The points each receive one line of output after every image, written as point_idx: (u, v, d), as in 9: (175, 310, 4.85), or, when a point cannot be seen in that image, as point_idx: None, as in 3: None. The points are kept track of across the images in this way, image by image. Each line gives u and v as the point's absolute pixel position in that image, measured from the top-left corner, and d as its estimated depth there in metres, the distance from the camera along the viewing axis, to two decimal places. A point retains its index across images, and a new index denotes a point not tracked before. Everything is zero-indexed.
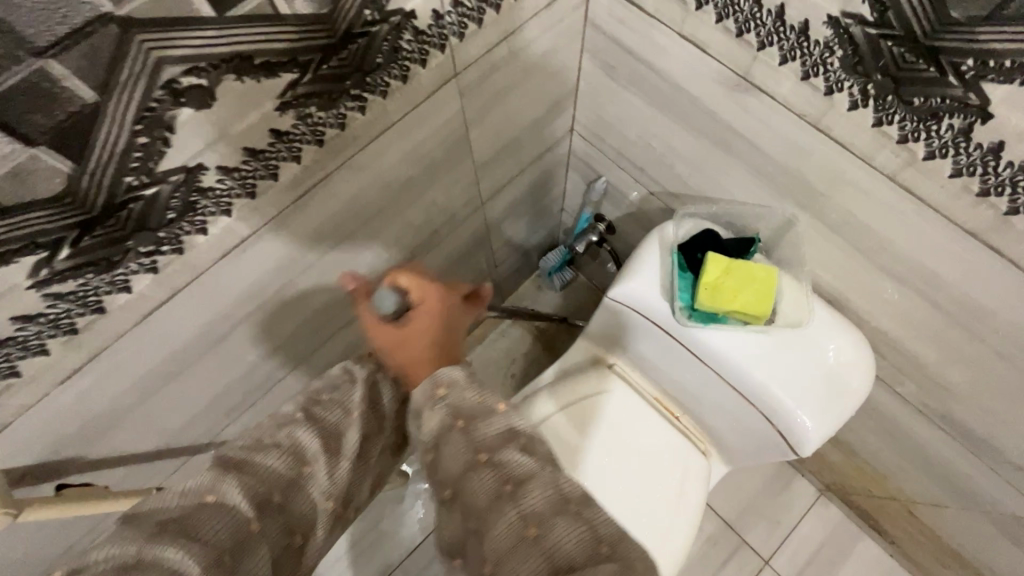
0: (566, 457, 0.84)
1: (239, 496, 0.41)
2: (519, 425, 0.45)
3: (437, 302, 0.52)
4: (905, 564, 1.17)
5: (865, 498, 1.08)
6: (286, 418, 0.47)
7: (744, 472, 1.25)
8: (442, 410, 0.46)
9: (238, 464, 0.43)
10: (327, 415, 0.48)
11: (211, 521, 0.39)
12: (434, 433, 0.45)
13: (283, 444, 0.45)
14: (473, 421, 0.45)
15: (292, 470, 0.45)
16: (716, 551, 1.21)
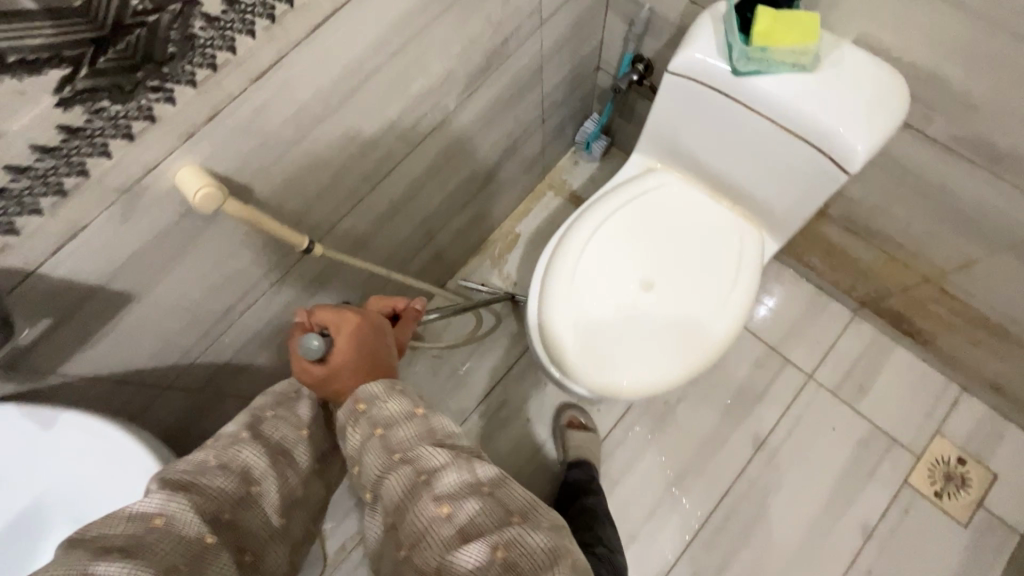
0: (631, 244, 0.94)
1: (187, 519, 0.53)
2: (434, 425, 0.67)
3: (353, 331, 0.72)
4: (936, 364, 1.28)
5: (898, 296, 1.19)
6: (234, 440, 0.63)
7: (782, 301, 1.36)
8: (370, 423, 0.67)
9: (183, 484, 0.55)
10: (273, 432, 0.68)
11: (162, 542, 0.50)
12: (363, 444, 0.67)
13: (231, 466, 0.61)
14: (389, 430, 0.66)
15: (241, 488, 0.61)
16: (764, 371, 1.31)
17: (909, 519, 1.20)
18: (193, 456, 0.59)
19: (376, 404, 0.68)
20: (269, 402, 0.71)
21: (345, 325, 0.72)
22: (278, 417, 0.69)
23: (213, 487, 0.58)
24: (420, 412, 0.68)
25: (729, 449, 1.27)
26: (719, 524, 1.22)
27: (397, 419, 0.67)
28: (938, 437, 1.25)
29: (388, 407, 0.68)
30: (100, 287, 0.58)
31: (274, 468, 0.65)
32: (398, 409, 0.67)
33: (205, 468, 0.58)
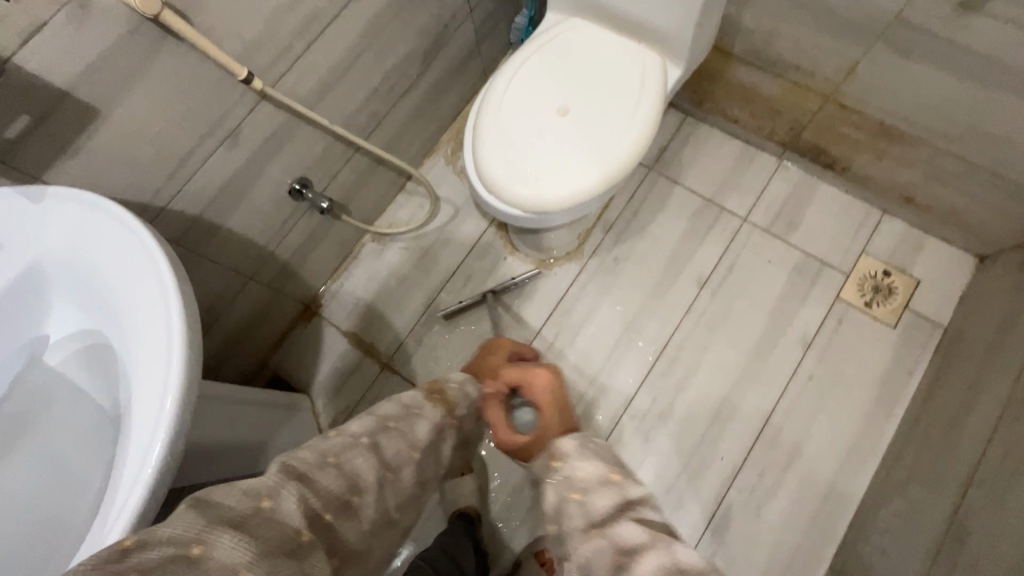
0: (547, 81, 1.05)
1: (293, 508, 0.49)
2: (631, 497, 0.57)
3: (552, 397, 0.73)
4: (858, 193, 1.39)
5: (811, 128, 1.30)
6: (353, 442, 0.58)
7: (714, 158, 1.48)
8: (565, 486, 0.60)
9: (300, 475, 0.52)
10: (388, 445, 0.61)
11: (267, 525, 0.47)
12: (561, 501, 0.60)
13: (344, 466, 0.56)
14: (586, 496, 0.58)
15: (346, 493, 0.55)
16: (703, 221, 1.43)
17: (843, 329, 1.31)
18: (318, 444, 0.57)
19: (570, 463, 0.61)
20: (390, 415, 0.65)
21: (541, 383, 0.74)
22: (399, 431, 0.63)
23: (326, 484, 0.53)
24: (616, 477, 0.58)
25: (675, 291, 1.38)
26: (672, 355, 1.33)
27: (593, 483, 0.58)
28: (864, 256, 1.36)
29: (582, 467, 0.60)
30: (67, 95, 0.70)
31: (378, 485, 0.58)
32: (593, 471, 0.59)
33: (323, 462, 0.55)
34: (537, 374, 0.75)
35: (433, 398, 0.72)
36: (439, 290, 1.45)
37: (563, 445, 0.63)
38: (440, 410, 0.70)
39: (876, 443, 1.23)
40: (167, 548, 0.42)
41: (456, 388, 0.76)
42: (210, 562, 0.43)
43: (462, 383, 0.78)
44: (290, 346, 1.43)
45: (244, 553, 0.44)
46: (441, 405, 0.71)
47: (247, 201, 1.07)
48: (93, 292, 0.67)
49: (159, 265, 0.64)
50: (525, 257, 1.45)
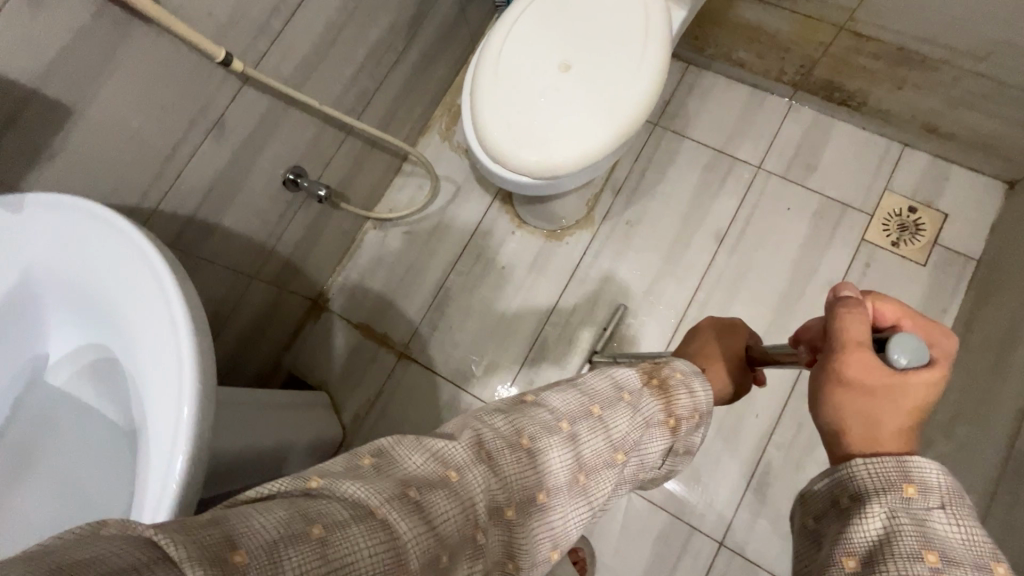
0: (544, 36, 0.99)
1: (473, 489, 0.42)
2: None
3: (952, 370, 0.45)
4: (875, 128, 1.33)
5: (824, 63, 1.23)
6: (551, 428, 0.48)
7: (722, 106, 1.41)
8: (855, 476, 0.41)
9: (489, 456, 0.44)
10: (587, 439, 0.49)
11: (442, 501, 0.39)
12: (888, 538, 0.37)
13: (529, 453, 0.46)
14: (955, 573, 0.35)
15: (529, 481, 0.46)
16: (716, 173, 1.37)
17: (871, 272, 1.27)
18: (520, 421, 0.48)
19: (935, 502, 0.38)
20: (599, 396, 0.52)
21: (941, 341, 0.47)
22: (614, 416, 0.51)
23: (510, 475, 0.44)
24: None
25: (694, 249, 1.33)
26: (697, 316, 1.29)
27: (964, 558, 0.36)
28: (888, 194, 1.30)
29: (947, 522, 0.37)
30: (35, 93, 0.64)
31: (566, 487, 0.47)
32: (966, 542, 0.37)
33: (519, 436, 0.47)
34: (930, 327, 0.48)
35: (651, 385, 0.55)
36: (450, 272, 1.41)
37: (930, 476, 0.39)
38: (657, 402, 0.54)
39: None
40: (353, 500, 0.36)
41: (681, 374, 0.57)
42: (390, 532, 0.35)
43: (689, 373, 0.58)
44: (303, 342, 1.39)
45: (420, 547, 0.36)
46: (659, 396, 0.54)
47: (242, 195, 1.02)
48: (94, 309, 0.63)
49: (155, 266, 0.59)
50: (534, 229, 1.40)
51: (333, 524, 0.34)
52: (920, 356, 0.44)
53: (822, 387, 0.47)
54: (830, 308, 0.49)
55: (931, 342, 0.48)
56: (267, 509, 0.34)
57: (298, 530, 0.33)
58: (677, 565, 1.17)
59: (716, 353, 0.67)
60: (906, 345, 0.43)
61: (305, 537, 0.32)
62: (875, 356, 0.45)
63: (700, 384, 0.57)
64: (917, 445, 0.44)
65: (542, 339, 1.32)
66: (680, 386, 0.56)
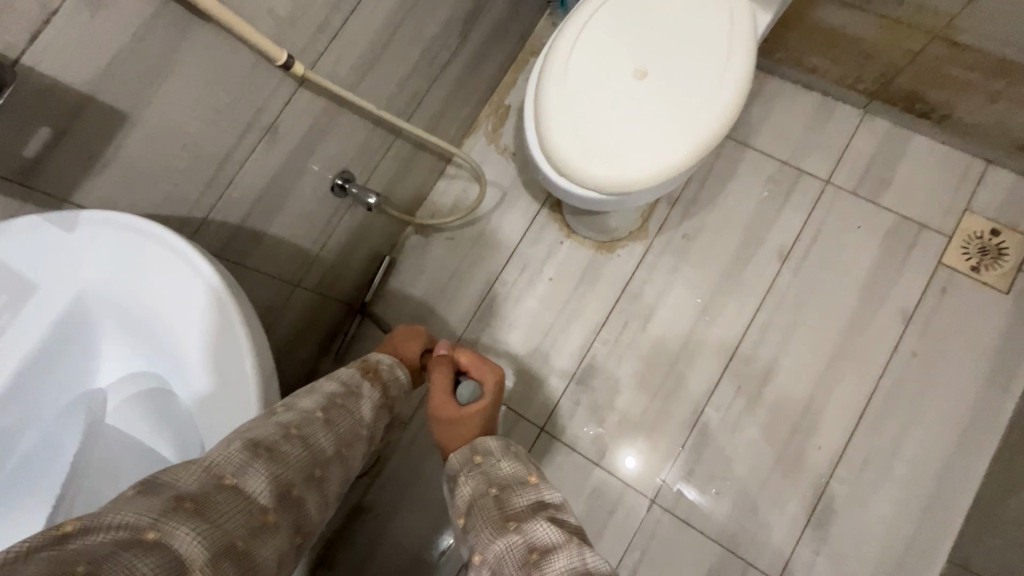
0: (619, 42, 0.91)
1: (259, 484, 0.46)
2: (547, 499, 0.58)
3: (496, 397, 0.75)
4: (957, 142, 1.23)
5: (908, 72, 1.14)
6: (308, 418, 0.53)
7: (787, 113, 1.32)
8: (484, 477, 0.61)
9: (266, 450, 0.48)
10: (338, 421, 0.56)
11: (227, 502, 0.43)
12: (475, 495, 0.60)
13: (303, 440, 0.51)
14: (507, 492, 0.59)
15: (307, 464, 0.51)
16: (779, 186, 1.29)
17: (948, 298, 1.18)
18: (273, 417, 0.51)
19: (493, 460, 0.63)
20: (335, 396, 0.58)
21: (487, 376, 0.76)
22: (344, 410, 0.57)
23: (291, 460, 0.49)
24: (534, 480, 0.61)
25: (754, 267, 1.26)
26: (755, 338, 1.22)
27: (512, 481, 0.60)
28: (969, 214, 1.21)
29: (504, 465, 0.62)
30: (90, 98, 0.59)
31: (334, 455, 0.54)
32: (514, 472, 0.61)
33: (287, 435, 0.50)
34: (488, 367, 0.77)
35: (366, 375, 0.64)
36: (493, 282, 1.34)
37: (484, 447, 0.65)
38: (375, 388, 0.63)
39: (994, 423, 1.12)
40: (116, 534, 0.37)
41: (387, 368, 0.67)
42: (165, 553, 0.37)
43: (393, 364, 0.69)
44: (341, 350, 1.34)
45: (200, 546, 0.39)
46: (376, 384, 0.64)
47: (290, 203, 0.96)
48: (159, 365, 0.59)
49: (229, 323, 0.54)
50: (583, 239, 1.33)
51: (95, 560, 0.34)
52: (472, 391, 0.74)
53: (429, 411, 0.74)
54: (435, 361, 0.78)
55: (481, 375, 0.77)
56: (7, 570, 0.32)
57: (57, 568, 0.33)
58: None
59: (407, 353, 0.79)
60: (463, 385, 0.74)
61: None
62: (449, 397, 0.73)
63: (402, 372, 0.69)
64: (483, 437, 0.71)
65: (589, 356, 1.27)
66: (389, 375, 0.67)
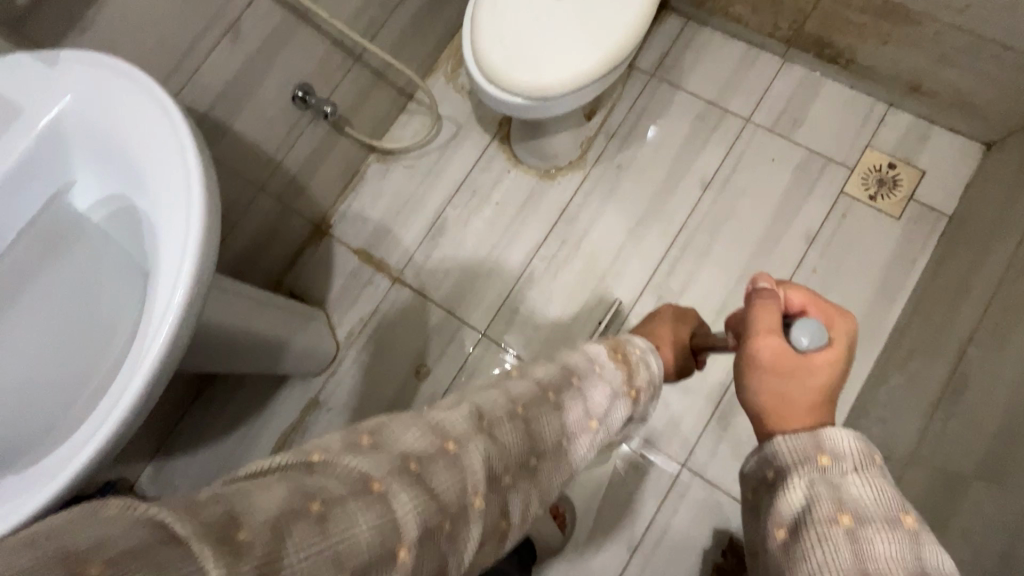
0: None
1: (476, 457, 0.44)
2: (925, 556, 0.42)
3: (846, 347, 0.57)
4: (862, 87, 1.38)
5: (816, 17, 1.28)
6: (537, 398, 0.52)
7: (717, 60, 1.46)
8: (821, 481, 0.47)
9: (492, 426, 0.47)
10: (570, 404, 0.55)
11: (445, 470, 0.42)
12: (807, 508, 0.46)
13: (523, 427, 0.49)
14: (860, 525, 0.43)
15: (521, 455, 0.48)
16: (706, 124, 1.43)
17: (847, 223, 1.32)
18: (509, 392, 0.51)
19: (843, 468, 0.47)
20: (577, 369, 0.58)
21: (836, 321, 0.59)
22: (576, 392, 0.56)
23: (506, 444, 0.47)
24: (908, 521, 0.44)
25: (679, 195, 1.39)
26: (677, 256, 1.36)
27: (873, 514, 0.44)
28: (870, 149, 1.35)
29: (856, 483, 0.46)
30: None
31: (555, 447, 0.52)
32: (876, 497, 0.45)
33: (514, 412, 0.49)
34: (831, 311, 0.60)
35: (616, 360, 0.62)
36: (446, 205, 1.47)
37: (839, 448, 0.48)
38: (619, 372, 0.60)
39: (880, 329, 1.26)
40: (350, 475, 0.38)
41: (638, 354, 0.65)
42: (383, 511, 0.37)
43: (645, 351, 0.66)
44: (303, 263, 1.47)
45: (416, 519, 0.38)
46: (623, 367, 0.61)
47: (253, 104, 1.09)
48: (120, 182, 0.69)
49: (188, 148, 0.64)
50: (530, 167, 1.46)
51: (328, 500, 0.35)
52: (816, 337, 0.56)
53: (748, 372, 0.58)
54: (745, 302, 0.62)
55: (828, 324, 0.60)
56: (266, 484, 0.35)
57: (295, 505, 0.34)
58: (641, 483, 1.24)
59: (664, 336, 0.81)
60: (803, 330, 0.56)
61: (305, 514, 0.34)
62: (784, 341, 0.57)
63: (654, 359, 0.66)
64: (827, 407, 0.54)
65: (529, 270, 1.40)
66: (639, 363, 0.64)
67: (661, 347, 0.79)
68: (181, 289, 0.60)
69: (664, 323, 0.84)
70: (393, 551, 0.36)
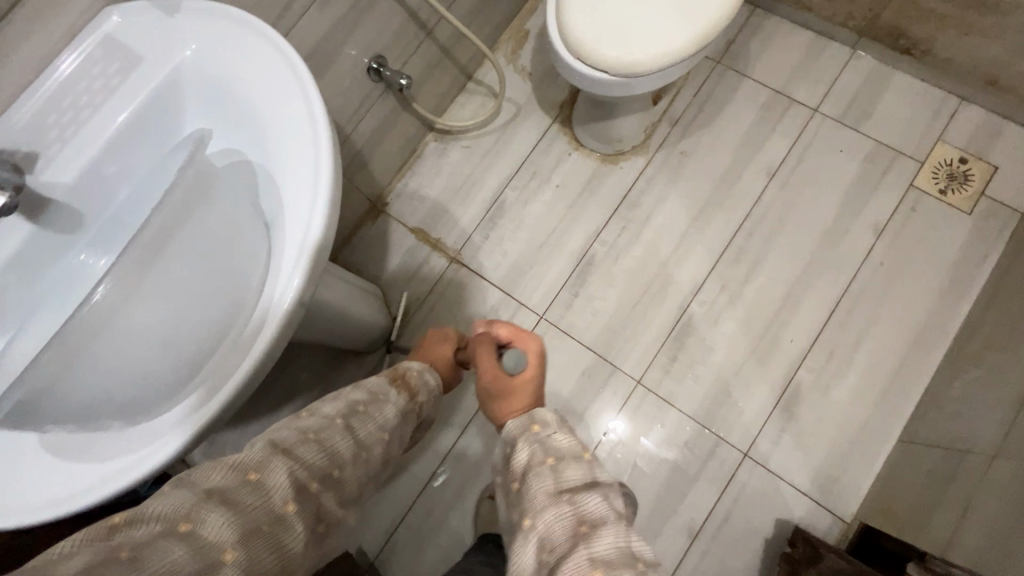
0: None
1: (280, 474, 0.48)
2: (599, 477, 0.54)
3: (537, 367, 0.68)
4: (935, 79, 1.36)
5: (893, 6, 1.27)
6: (327, 423, 0.56)
7: (784, 48, 1.45)
8: (539, 446, 0.57)
9: (286, 448, 0.50)
10: (362, 428, 0.59)
11: (250, 493, 0.45)
12: (528, 460, 0.56)
13: (323, 440, 0.53)
14: (561, 463, 0.55)
15: (327, 464, 0.53)
16: (772, 112, 1.41)
17: (916, 217, 1.31)
18: (295, 423, 0.55)
19: (549, 431, 0.58)
20: (361, 397, 0.62)
21: (530, 342, 0.71)
22: (369, 415, 0.60)
23: (309, 459, 0.51)
24: (588, 455, 0.56)
25: (743, 183, 1.38)
26: (741, 244, 1.34)
27: (567, 454, 0.55)
28: (940, 143, 1.34)
29: (560, 437, 0.57)
30: None
31: (356, 455, 0.56)
32: (569, 444, 0.57)
33: (306, 438, 0.53)
34: (527, 338, 0.72)
35: (393, 381, 0.69)
36: (504, 186, 1.46)
37: (546, 416, 0.60)
38: (401, 394, 0.67)
39: (949, 324, 1.24)
40: (155, 524, 0.40)
41: (417, 374, 0.72)
42: (196, 538, 0.40)
43: (422, 370, 0.74)
44: (358, 241, 1.46)
45: (228, 535, 0.42)
46: (403, 390, 0.68)
47: (331, 72, 1.08)
48: (245, 139, 0.68)
49: (320, 119, 0.63)
50: (590, 151, 1.45)
51: (136, 545, 0.38)
52: (518, 360, 0.68)
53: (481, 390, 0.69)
54: (474, 336, 0.75)
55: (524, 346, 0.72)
56: (57, 563, 0.36)
57: (102, 560, 0.36)
58: (701, 472, 1.23)
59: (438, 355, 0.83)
60: (509, 353, 0.68)
61: (115, 560, 0.36)
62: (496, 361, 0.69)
63: (430, 376, 0.74)
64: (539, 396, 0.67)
65: (589, 253, 1.38)
66: (419, 382, 0.71)
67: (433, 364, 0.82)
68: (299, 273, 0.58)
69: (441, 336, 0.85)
70: (220, 559, 0.40)
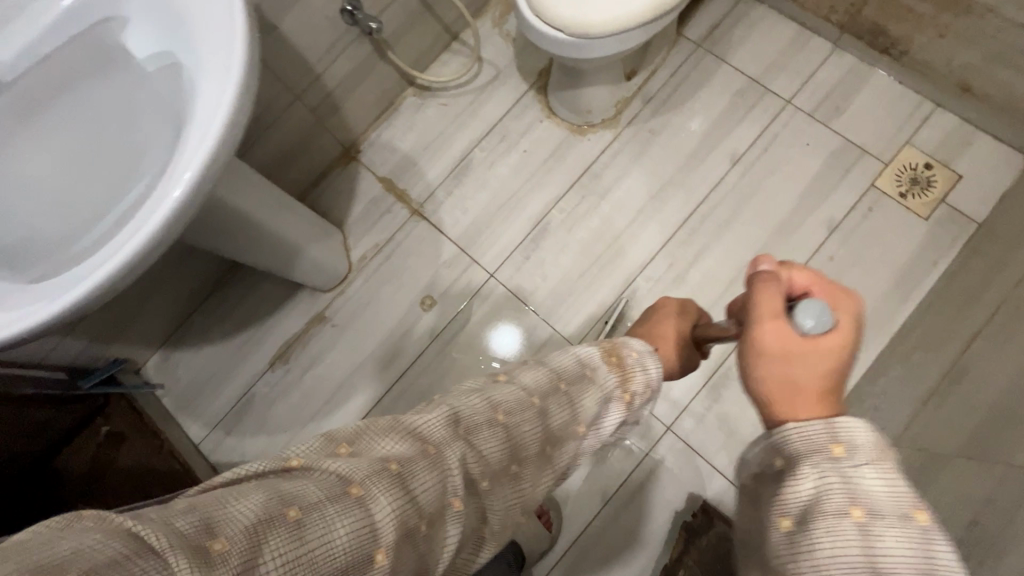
0: None
1: (455, 460, 0.50)
2: (933, 556, 0.44)
3: (852, 327, 0.56)
4: (912, 83, 1.35)
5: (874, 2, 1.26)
6: (524, 403, 0.59)
7: (766, 38, 1.44)
8: (842, 484, 0.47)
9: (469, 430, 0.54)
10: (556, 413, 0.61)
11: (428, 472, 0.47)
12: (820, 498, 0.48)
13: (511, 431, 0.57)
14: (872, 519, 0.45)
15: (505, 459, 0.56)
16: (745, 100, 1.42)
17: (872, 217, 1.31)
18: (491, 400, 0.58)
19: (859, 461, 0.48)
20: (564, 374, 0.65)
21: (841, 301, 0.59)
22: (572, 391, 0.63)
23: (485, 447, 0.54)
24: (922, 517, 0.46)
25: (706, 167, 1.39)
26: (695, 226, 1.35)
27: (887, 508, 0.46)
28: (907, 147, 1.33)
29: (870, 475, 0.47)
30: None
31: (535, 453, 0.59)
32: (888, 492, 0.47)
33: (510, 418, 0.57)
34: (835, 293, 0.59)
35: (610, 362, 0.68)
36: (473, 147, 1.48)
37: (857, 438, 0.49)
38: (610, 377, 0.66)
39: (887, 325, 1.25)
40: (331, 481, 0.42)
41: (636, 355, 0.69)
42: (368, 509, 0.42)
43: (643, 353, 0.70)
44: (327, 185, 1.50)
45: (394, 520, 0.42)
46: (613, 371, 0.67)
47: (301, 7, 1.11)
48: (173, 48, 0.70)
49: (237, 26, 0.65)
50: (561, 120, 1.46)
51: (306, 506, 0.39)
52: (820, 319, 0.54)
53: (750, 357, 0.58)
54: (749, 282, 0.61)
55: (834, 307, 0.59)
56: (242, 495, 0.39)
57: (276, 512, 0.38)
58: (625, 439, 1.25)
59: (667, 333, 0.81)
60: (807, 309, 0.55)
61: (284, 519, 0.38)
62: (786, 323, 0.55)
63: (653, 361, 0.69)
64: (837, 386, 0.54)
65: (546, 219, 1.41)
66: (636, 363, 0.68)
67: (657, 346, 0.79)
68: (191, 168, 0.61)
69: (666, 318, 0.84)
70: (373, 552, 0.40)
